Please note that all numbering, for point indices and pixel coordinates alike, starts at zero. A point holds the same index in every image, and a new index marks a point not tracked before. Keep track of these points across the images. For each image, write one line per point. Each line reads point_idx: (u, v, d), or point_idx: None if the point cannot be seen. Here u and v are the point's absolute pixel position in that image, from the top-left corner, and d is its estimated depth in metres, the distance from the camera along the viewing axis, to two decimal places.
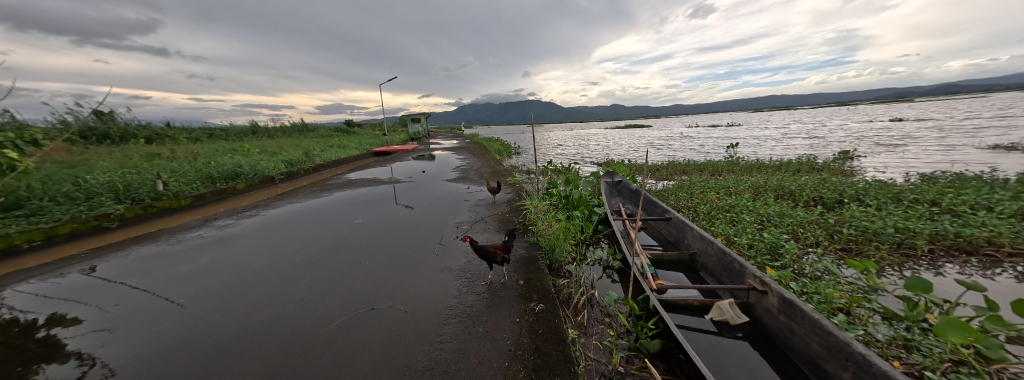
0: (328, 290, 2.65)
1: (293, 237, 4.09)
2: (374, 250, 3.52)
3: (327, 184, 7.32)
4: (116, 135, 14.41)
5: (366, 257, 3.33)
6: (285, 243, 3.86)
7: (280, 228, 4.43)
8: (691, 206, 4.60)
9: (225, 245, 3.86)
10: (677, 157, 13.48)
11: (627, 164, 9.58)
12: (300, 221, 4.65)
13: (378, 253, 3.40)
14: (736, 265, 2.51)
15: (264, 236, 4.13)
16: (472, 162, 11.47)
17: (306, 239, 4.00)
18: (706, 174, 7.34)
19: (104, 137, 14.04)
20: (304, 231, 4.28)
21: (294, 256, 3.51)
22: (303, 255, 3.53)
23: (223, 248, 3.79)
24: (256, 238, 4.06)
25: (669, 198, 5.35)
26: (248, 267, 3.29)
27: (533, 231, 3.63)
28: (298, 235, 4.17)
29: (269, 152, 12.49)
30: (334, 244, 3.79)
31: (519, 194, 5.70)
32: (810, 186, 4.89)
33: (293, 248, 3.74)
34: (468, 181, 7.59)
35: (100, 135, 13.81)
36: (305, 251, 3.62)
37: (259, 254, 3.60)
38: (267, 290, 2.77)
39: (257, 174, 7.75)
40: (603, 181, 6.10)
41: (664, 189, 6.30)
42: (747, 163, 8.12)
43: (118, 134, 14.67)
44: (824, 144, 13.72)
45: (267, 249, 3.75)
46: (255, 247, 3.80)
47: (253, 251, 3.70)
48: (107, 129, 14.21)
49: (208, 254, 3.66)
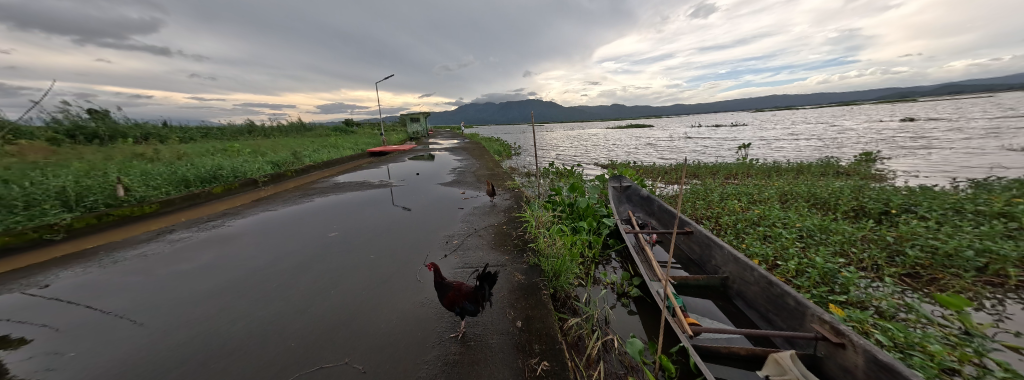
0: (298, 317, 2.22)
1: (272, 245, 3.67)
2: (359, 265, 3.10)
3: (312, 187, 6.81)
4: (105, 134, 14.01)
5: (344, 277, 2.83)
6: (260, 255, 3.39)
7: (259, 234, 4.02)
8: (713, 218, 4.05)
9: (193, 251, 3.42)
10: (684, 159, 12.94)
11: (633, 167, 9.04)
12: (280, 229, 4.22)
13: (357, 273, 2.90)
14: (790, 301, 1.97)
15: (239, 244, 3.69)
16: (470, 163, 10.96)
17: (286, 248, 3.59)
18: (720, 177, 6.80)
19: (93, 136, 13.65)
20: (284, 240, 3.86)
21: (268, 268, 3.08)
22: (279, 267, 3.10)
23: (190, 254, 3.35)
24: (230, 245, 3.63)
25: (684, 206, 4.81)
26: (214, 280, 2.86)
27: (533, 249, 3.11)
28: (277, 243, 3.74)
29: (259, 153, 12.03)
30: (314, 258, 3.32)
31: (519, 202, 5.15)
32: (846, 192, 4.33)
33: (268, 260, 3.27)
34: (463, 186, 7.06)
35: (88, 134, 13.40)
36: (280, 265, 3.15)
37: (229, 264, 3.17)
38: (222, 315, 2.28)
39: (238, 176, 7.28)
40: (610, 186, 5.57)
41: (676, 194, 5.76)
42: (763, 166, 7.58)
43: (108, 133, 14.27)
44: (838, 145, 13.14)
45: (239, 258, 3.32)
46: (226, 256, 3.36)
47: (223, 261, 3.23)
48: (95, 128, 13.77)
49: (172, 261, 3.21)
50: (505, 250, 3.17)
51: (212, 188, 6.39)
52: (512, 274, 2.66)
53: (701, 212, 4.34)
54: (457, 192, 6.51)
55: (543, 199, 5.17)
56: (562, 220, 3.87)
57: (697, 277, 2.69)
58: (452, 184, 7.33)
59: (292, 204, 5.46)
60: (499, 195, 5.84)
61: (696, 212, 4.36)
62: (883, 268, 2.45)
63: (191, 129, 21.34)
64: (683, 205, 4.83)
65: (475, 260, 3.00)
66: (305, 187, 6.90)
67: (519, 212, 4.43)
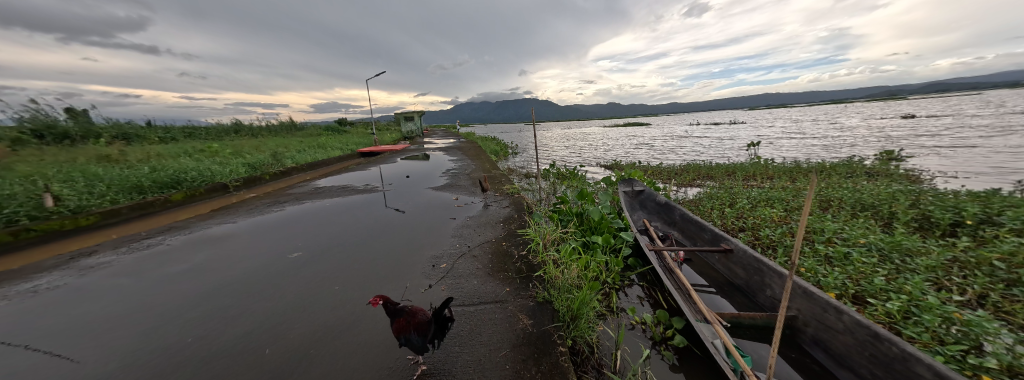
0: (270, 348, 1.80)
1: (245, 256, 3.21)
2: (345, 279, 2.70)
3: (288, 192, 6.11)
4: (77, 134, 13.12)
5: (319, 295, 2.43)
6: (236, 263, 3.04)
7: (227, 243, 3.51)
8: (750, 230, 3.47)
9: (146, 265, 2.91)
10: (689, 158, 12.44)
11: (640, 168, 8.46)
12: (263, 234, 3.82)
13: (335, 291, 2.48)
14: (922, 372, 1.35)
15: (203, 255, 3.19)
16: (465, 164, 10.31)
17: (261, 259, 3.13)
18: (738, 179, 6.23)
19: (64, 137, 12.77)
20: (258, 249, 3.39)
21: (242, 280, 2.72)
22: (252, 283, 2.66)
23: (144, 269, 2.84)
24: (193, 257, 3.13)
25: (709, 213, 4.23)
26: (172, 299, 2.40)
27: (542, 278, 2.48)
28: (250, 253, 3.27)
29: (239, 154, 11.21)
30: (295, 268, 2.94)
31: (520, 210, 4.53)
32: (898, 198, 3.77)
33: (243, 270, 2.90)
34: (457, 190, 6.39)
35: (58, 134, 12.52)
36: (256, 277, 2.78)
37: (192, 280, 2.71)
38: (168, 338, 1.91)
39: (205, 181, 6.53)
40: (621, 191, 4.98)
41: (695, 199, 5.17)
42: (781, 166, 7.03)
43: (80, 133, 13.37)
44: (846, 143, 12.72)
45: (204, 272, 2.84)
46: (197, 263, 3.00)
47: (192, 269, 2.88)
48: (66, 128, 12.88)
49: (125, 273, 2.75)
50: (508, 277, 2.54)
51: (170, 195, 5.64)
52: (515, 315, 2.03)
53: (733, 223, 3.73)
54: (450, 197, 5.84)
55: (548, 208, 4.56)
56: (572, 236, 3.25)
57: (754, 315, 2.09)
58: (445, 188, 6.66)
59: (260, 212, 4.75)
60: (497, 202, 5.20)
61: (726, 222, 3.76)
62: (1002, 306, 1.88)
63: (174, 129, 20.37)
64: (707, 213, 4.24)
65: (468, 293, 2.34)
66: (279, 192, 6.17)
67: (521, 224, 3.82)
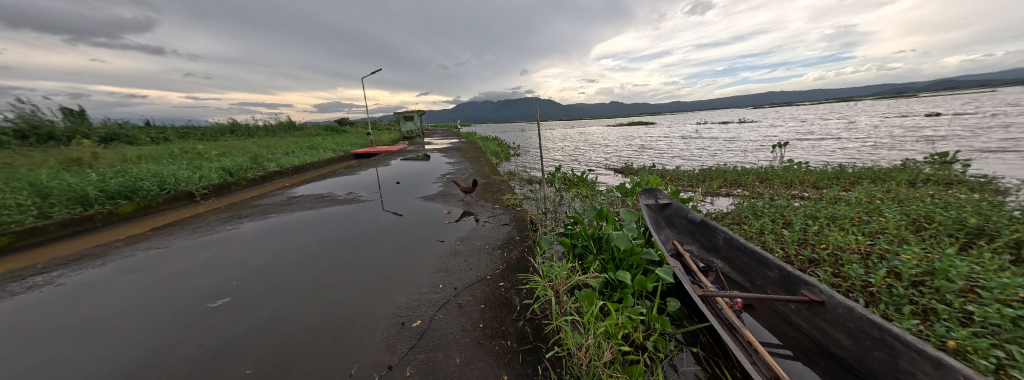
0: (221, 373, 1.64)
1: (196, 283, 2.70)
2: (294, 327, 2.07)
3: (256, 202, 5.36)
4: (64, 135, 12.62)
5: (298, 309, 2.30)
6: (237, 265, 3.06)
7: (176, 267, 2.97)
8: (826, 264, 2.62)
9: (127, 275, 2.79)
10: (704, 161, 11.58)
11: (656, 173, 7.62)
12: (262, 239, 3.74)
13: (315, 306, 2.33)
14: None
15: (138, 285, 2.64)
16: (464, 168, 9.51)
17: (249, 269, 2.98)
18: (776, 188, 5.38)
19: (47, 137, 12.17)
20: (206, 277, 2.81)
21: (237, 283, 2.72)
22: (178, 327, 2.08)
23: (125, 278, 2.73)
24: (145, 279, 2.74)
25: (758, 236, 3.39)
26: (142, 313, 2.25)
27: (559, 363, 1.63)
28: (213, 272, 2.90)
29: (221, 156, 10.50)
30: (291, 274, 2.89)
31: (523, 231, 3.73)
32: (1015, 218, 2.90)
33: (241, 273, 2.90)
34: (449, 200, 5.55)
35: (41, 134, 11.92)
36: (252, 280, 2.76)
37: (131, 309, 2.31)
38: (151, 342, 1.92)
39: (166, 190, 5.82)
40: (643, 205, 4.19)
41: (732, 213, 4.33)
42: (822, 170, 6.15)
43: (65, 133, 12.80)
44: (876, 143, 11.75)
45: (125, 311, 2.28)
46: (199, 264, 3.06)
47: (195, 270, 2.93)
48: (52, 128, 12.36)
49: (134, 271, 2.86)
50: (509, 352, 1.71)
51: (117, 207, 4.90)
52: None
53: (797, 250, 2.89)
54: (439, 210, 5.01)
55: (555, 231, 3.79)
56: (591, 276, 2.44)
57: None
58: (436, 197, 5.83)
59: (208, 229, 3.95)
60: (495, 218, 4.38)
61: (789, 250, 2.93)
62: None
63: (169, 129, 19.83)
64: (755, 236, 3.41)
65: None
66: (246, 202, 5.40)
67: (525, 254, 3.02)
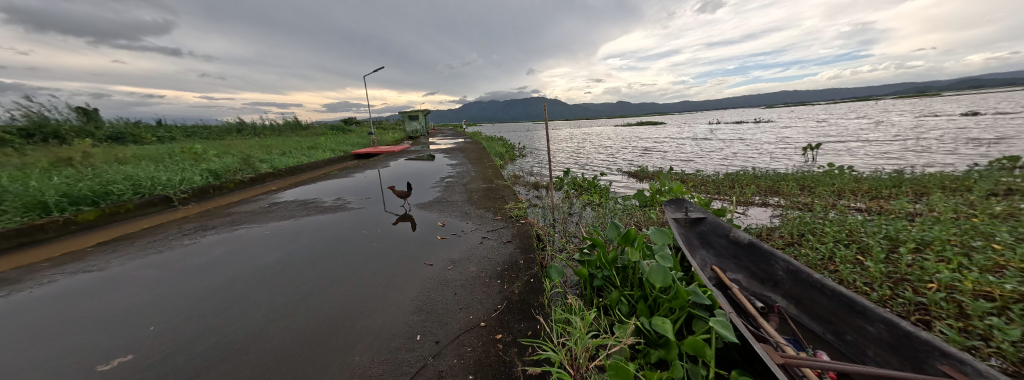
0: None
1: (213, 277, 2.81)
2: (220, 370, 1.65)
3: (234, 209, 4.88)
4: (69, 133, 12.48)
5: (277, 320, 2.14)
6: (248, 264, 3.09)
7: (188, 265, 3.03)
8: (949, 318, 1.87)
9: (148, 268, 2.93)
10: (725, 164, 10.82)
11: (675, 178, 6.95)
12: (269, 241, 3.70)
13: (296, 318, 2.17)
14: None
15: (110, 294, 2.49)
16: (467, 170, 8.97)
17: (258, 269, 2.99)
18: (824, 197, 4.63)
19: (54, 136, 12.05)
20: (139, 307, 2.32)
21: (243, 283, 2.72)
22: (71, 369, 1.63)
23: (147, 271, 2.89)
24: (163, 273, 2.86)
25: (828, 267, 2.65)
26: (153, 306, 2.35)
27: None
28: (227, 269, 2.97)
29: (216, 156, 10.11)
30: (292, 277, 2.83)
31: (528, 253, 3.09)
32: None
33: (251, 272, 2.93)
34: (445, 209, 4.93)
35: (46, 134, 11.77)
36: (257, 280, 2.76)
37: (147, 300, 2.43)
38: (147, 336, 1.96)
39: (140, 194, 5.40)
40: (671, 219, 3.56)
41: (777, 230, 3.66)
42: (872, 177, 5.37)
43: (71, 132, 12.66)
44: (918, 145, 10.74)
45: (112, 312, 2.25)
46: (214, 260, 3.15)
47: (210, 266, 3.03)
48: (57, 127, 12.23)
49: (160, 264, 3.02)
50: None
51: (76, 214, 4.43)
52: None
53: (898, 292, 2.13)
54: (434, 220, 4.42)
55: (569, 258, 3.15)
56: (621, 333, 1.76)
57: None
58: (432, 204, 5.27)
59: (164, 243, 3.42)
60: (495, 233, 3.75)
61: (883, 289, 2.17)
62: None
63: (178, 129, 19.80)
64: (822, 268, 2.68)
65: None
66: (219, 210, 4.86)
67: (531, 291, 2.38)
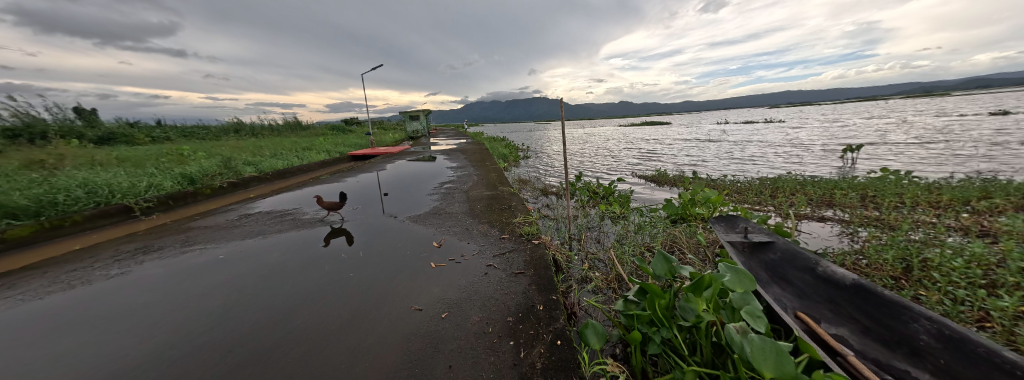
0: None
1: (213, 281, 2.71)
2: None
3: (197, 223, 4.17)
4: (55, 134, 11.83)
5: (235, 353, 1.82)
6: (247, 269, 2.92)
7: (193, 265, 2.96)
8: None
9: (156, 266, 2.91)
10: (748, 168, 10.04)
11: (704, 183, 6.21)
12: (273, 245, 3.46)
13: (258, 350, 1.84)
14: None
15: (119, 291, 2.51)
16: (469, 174, 8.28)
17: (255, 276, 2.81)
18: (897, 211, 3.89)
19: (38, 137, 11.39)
20: (109, 321, 2.14)
21: (236, 292, 2.54)
22: None
23: (154, 268, 2.86)
24: (166, 273, 2.80)
25: (987, 329, 1.86)
26: (146, 311, 2.27)
27: None
28: (226, 274, 2.83)
29: (200, 158, 9.38)
30: (282, 290, 2.57)
31: (549, 295, 2.32)
32: None
33: (248, 279, 2.76)
34: (443, 224, 4.19)
35: (30, 134, 11.10)
36: (248, 291, 2.56)
37: (146, 302, 2.38)
38: (121, 350, 1.85)
39: (94, 204, 4.69)
40: (727, 243, 2.85)
41: (861, 257, 2.91)
42: (945, 186, 4.61)
43: (56, 132, 11.97)
44: (958, 147, 9.95)
45: (109, 314, 2.22)
46: (218, 261, 3.05)
47: (213, 267, 2.94)
48: (43, 127, 11.58)
49: (168, 262, 2.98)
50: None
51: (4, 230, 3.71)
52: None
53: None
54: (429, 239, 3.67)
55: (606, 306, 2.41)
56: None
57: None
58: (428, 217, 4.55)
59: (89, 273, 2.72)
60: (503, 259, 2.99)
61: None
62: None
63: (174, 130, 19.15)
64: (976, 330, 1.88)
65: None
66: (179, 225, 4.14)
67: (560, 367, 1.62)
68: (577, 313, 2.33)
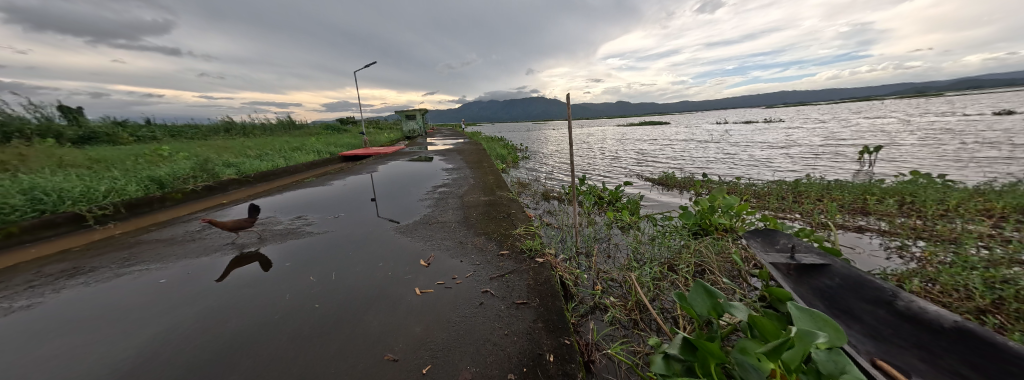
0: None
1: (184, 293, 2.44)
2: None
3: (150, 235, 3.65)
4: (32, 133, 11.15)
5: None
6: (223, 281, 2.63)
7: (169, 275, 2.70)
8: None
9: (130, 275, 2.68)
10: (758, 171, 9.62)
11: (719, 187, 5.76)
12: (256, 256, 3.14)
13: None
14: None
15: (88, 300, 2.31)
16: (465, 176, 7.78)
17: (228, 290, 2.50)
18: (946, 222, 3.45)
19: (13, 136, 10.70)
20: (55, 338, 1.90)
21: (201, 309, 2.24)
22: None
23: (130, 277, 2.64)
24: (138, 283, 2.56)
25: None
26: (100, 327, 2.02)
27: None
28: (198, 286, 2.54)
29: (178, 159, 8.79)
30: (249, 309, 2.23)
31: (560, 338, 1.84)
32: None
33: (221, 293, 2.45)
34: (432, 236, 3.68)
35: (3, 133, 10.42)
36: (214, 309, 2.24)
37: (105, 316, 2.14)
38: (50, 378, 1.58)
39: (38, 212, 4.15)
40: (768, 263, 2.38)
41: (926, 280, 2.45)
42: (991, 191, 4.17)
43: (33, 131, 11.27)
44: (977, 148, 9.55)
45: (62, 328, 2.00)
46: (195, 272, 2.78)
47: (191, 277, 2.68)
48: (19, 125, 10.90)
49: (146, 270, 2.75)
50: None
51: None
52: None
53: None
54: (414, 255, 3.15)
55: (629, 348, 1.94)
56: None
57: None
58: (417, 226, 4.05)
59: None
60: (501, 284, 2.49)
61: None
62: None
63: (163, 129, 18.41)
64: None
65: None
66: (129, 237, 3.61)
67: None
68: (595, 361, 1.85)
